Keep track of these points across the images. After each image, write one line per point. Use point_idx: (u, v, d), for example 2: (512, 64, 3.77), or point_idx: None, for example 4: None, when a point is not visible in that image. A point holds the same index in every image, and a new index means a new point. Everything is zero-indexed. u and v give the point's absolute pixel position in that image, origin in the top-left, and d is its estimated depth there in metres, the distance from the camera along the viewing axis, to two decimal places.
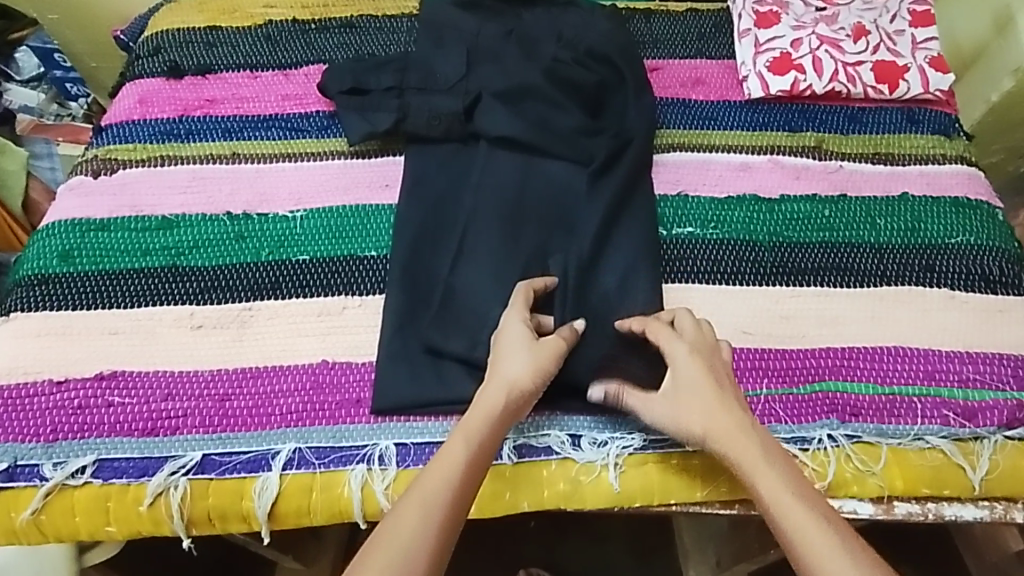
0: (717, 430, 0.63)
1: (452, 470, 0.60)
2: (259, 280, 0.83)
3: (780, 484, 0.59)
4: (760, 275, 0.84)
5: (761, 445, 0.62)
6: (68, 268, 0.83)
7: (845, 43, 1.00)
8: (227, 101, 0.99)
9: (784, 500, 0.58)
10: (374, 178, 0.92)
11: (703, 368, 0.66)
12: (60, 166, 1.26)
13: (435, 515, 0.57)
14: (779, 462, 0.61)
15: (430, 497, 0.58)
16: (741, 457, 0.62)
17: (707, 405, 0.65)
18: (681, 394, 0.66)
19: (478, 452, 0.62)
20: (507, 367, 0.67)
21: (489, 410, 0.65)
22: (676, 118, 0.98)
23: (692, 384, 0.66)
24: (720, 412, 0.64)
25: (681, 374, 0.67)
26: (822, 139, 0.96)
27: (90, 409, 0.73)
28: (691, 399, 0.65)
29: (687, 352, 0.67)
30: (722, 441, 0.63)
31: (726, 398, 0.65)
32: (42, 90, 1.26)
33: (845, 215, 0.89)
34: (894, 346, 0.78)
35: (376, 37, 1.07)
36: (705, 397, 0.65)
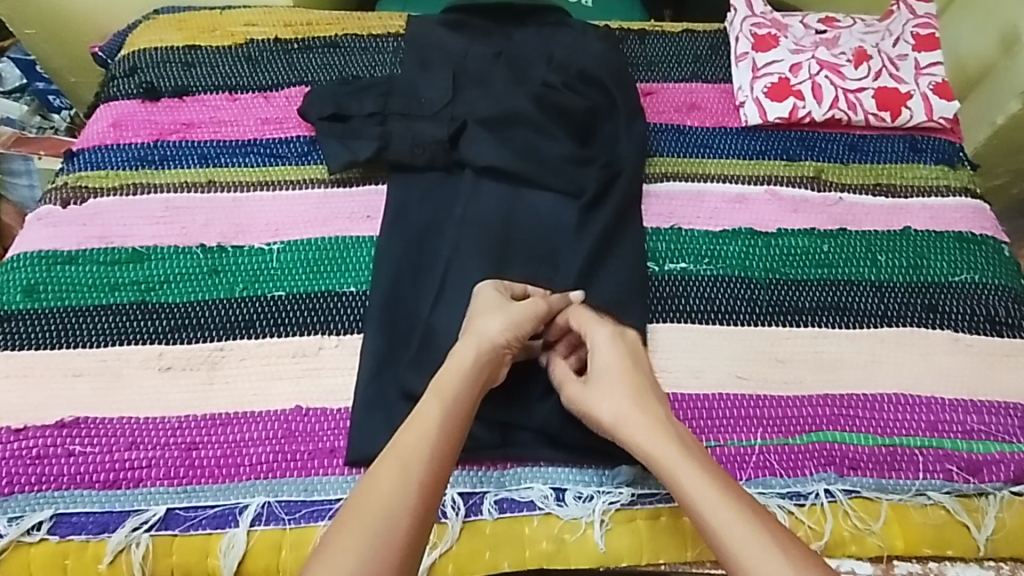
0: (637, 422, 0.65)
1: (428, 429, 0.61)
2: (232, 318, 0.79)
3: (709, 485, 0.59)
4: (754, 314, 0.81)
5: (682, 440, 0.64)
6: (32, 303, 0.79)
7: (846, 68, 0.96)
8: (205, 124, 0.95)
9: (708, 494, 0.59)
10: (354, 209, 0.88)
11: (620, 355, 0.71)
12: (38, 184, 1.21)
13: (412, 470, 0.58)
14: (692, 447, 0.63)
15: (406, 457, 0.59)
16: (661, 454, 0.62)
17: (629, 387, 0.68)
18: (608, 373, 0.69)
19: (456, 409, 0.63)
20: (473, 324, 0.70)
21: (456, 363, 0.67)
22: (670, 145, 0.94)
23: (610, 368, 0.70)
24: (643, 400, 0.67)
25: (602, 366, 0.70)
26: (821, 168, 0.93)
27: (50, 459, 0.70)
28: (608, 382, 0.68)
29: (607, 339, 0.72)
30: (643, 432, 0.64)
31: (641, 387, 0.68)
32: (25, 101, 1.24)
33: (845, 251, 0.85)
34: (895, 393, 0.75)
35: (360, 57, 1.04)
36: (622, 384, 0.68)
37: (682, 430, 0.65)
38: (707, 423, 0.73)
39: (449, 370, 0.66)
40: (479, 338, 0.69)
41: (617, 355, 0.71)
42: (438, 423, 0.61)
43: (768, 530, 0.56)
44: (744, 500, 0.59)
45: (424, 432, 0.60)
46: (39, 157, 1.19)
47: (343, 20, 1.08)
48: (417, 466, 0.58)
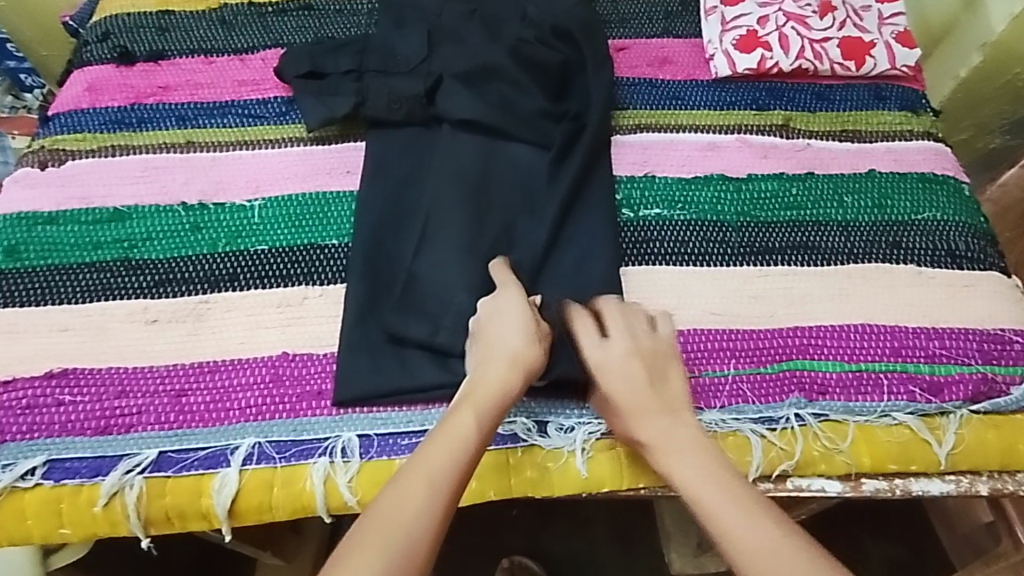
0: (648, 438, 0.66)
1: (458, 445, 0.62)
2: (217, 272, 0.80)
3: (708, 495, 0.61)
4: (727, 255, 0.83)
5: (686, 449, 0.65)
6: (15, 263, 0.80)
7: (812, 19, 0.99)
8: (181, 87, 0.96)
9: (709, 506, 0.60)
10: (334, 165, 0.89)
11: (620, 368, 0.68)
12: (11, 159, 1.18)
13: (439, 485, 0.59)
14: (702, 454, 0.64)
15: (435, 472, 0.60)
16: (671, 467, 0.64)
17: (636, 412, 0.67)
18: (617, 399, 0.68)
19: (487, 425, 0.64)
20: (502, 335, 0.69)
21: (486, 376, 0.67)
22: (642, 98, 0.97)
23: (617, 397, 0.68)
24: (655, 414, 0.67)
25: (603, 387, 0.69)
26: (789, 117, 0.96)
27: (40, 408, 0.71)
28: (622, 413, 0.68)
29: (605, 364, 0.69)
30: (657, 448, 0.66)
31: (646, 401, 0.67)
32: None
33: (813, 194, 0.88)
34: (861, 324, 0.78)
35: (335, 20, 1.05)
36: (630, 407, 0.67)
37: (688, 436, 0.66)
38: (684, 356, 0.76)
39: (483, 384, 0.66)
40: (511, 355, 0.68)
41: (625, 369, 0.68)
42: (470, 441, 0.62)
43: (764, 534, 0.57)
44: (750, 503, 0.59)
45: (454, 445, 0.62)
46: (14, 135, 1.19)
47: None
48: (445, 481, 0.60)
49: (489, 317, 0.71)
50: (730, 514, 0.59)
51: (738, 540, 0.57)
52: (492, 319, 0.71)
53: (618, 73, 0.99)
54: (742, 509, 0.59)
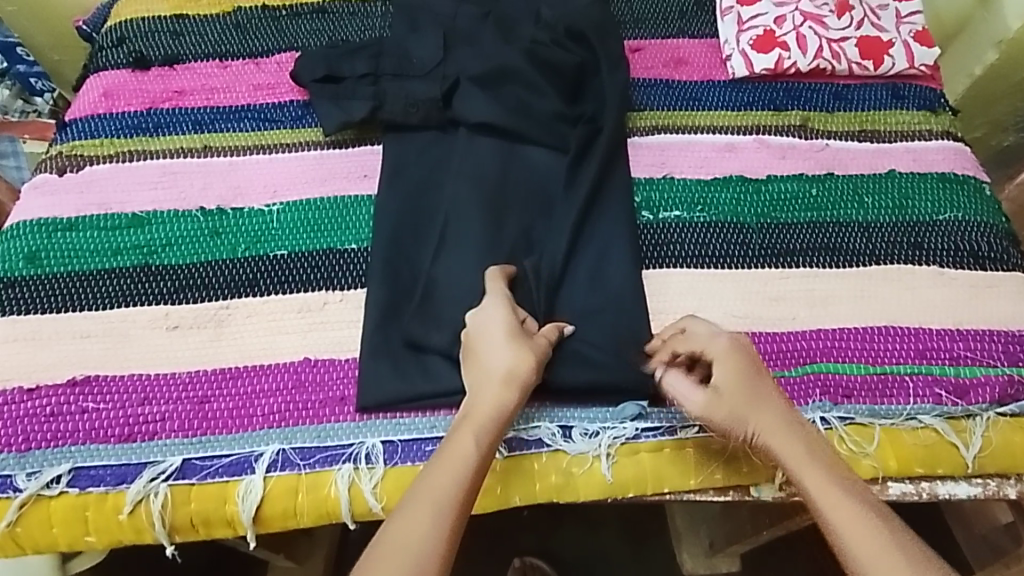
0: (766, 425, 0.64)
1: (461, 469, 0.61)
2: (236, 278, 0.80)
3: (834, 488, 0.59)
4: (748, 257, 0.83)
5: (804, 442, 0.63)
6: (36, 269, 0.80)
7: (829, 19, 0.98)
8: (197, 92, 0.96)
9: (833, 496, 0.59)
10: (352, 169, 0.90)
11: (738, 368, 0.66)
12: (26, 165, 1.20)
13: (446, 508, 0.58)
14: (819, 449, 0.63)
15: (441, 491, 0.59)
16: (788, 454, 0.63)
17: (757, 412, 0.65)
18: (732, 382, 0.66)
19: (488, 445, 0.63)
20: (496, 352, 0.68)
21: (479, 396, 0.66)
22: (659, 99, 0.97)
23: (733, 380, 0.66)
24: (774, 406, 0.65)
25: (723, 372, 0.67)
26: (807, 117, 0.95)
27: (64, 416, 0.71)
28: (736, 396, 0.66)
29: (727, 349, 0.67)
30: (770, 439, 0.64)
31: (766, 391, 0.66)
32: (7, 85, 1.23)
33: (833, 194, 0.88)
34: (883, 326, 0.78)
35: (349, 22, 1.05)
36: (749, 392, 0.65)
37: (802, 430, 0.65)
38: None
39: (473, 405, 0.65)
40: (506, 374, 0.66)
41: (744, 372, 0.66)
42: (473, 459, 0.62)
43: (895, 533, 0.56)
44: (870, 500, 0.59)
45: (458, 466, 0.61)
46: (25, 140, 1.18)
47: None
48: (452, 501, 0.59)
49: (483, 331, 0.70)
50: (854, 509, 0.58)
51: (863, 534, 0.56)
52: (485, 330, 0.69)
53: (634, 75, 0.99)
54: (863, 504, 0.58)
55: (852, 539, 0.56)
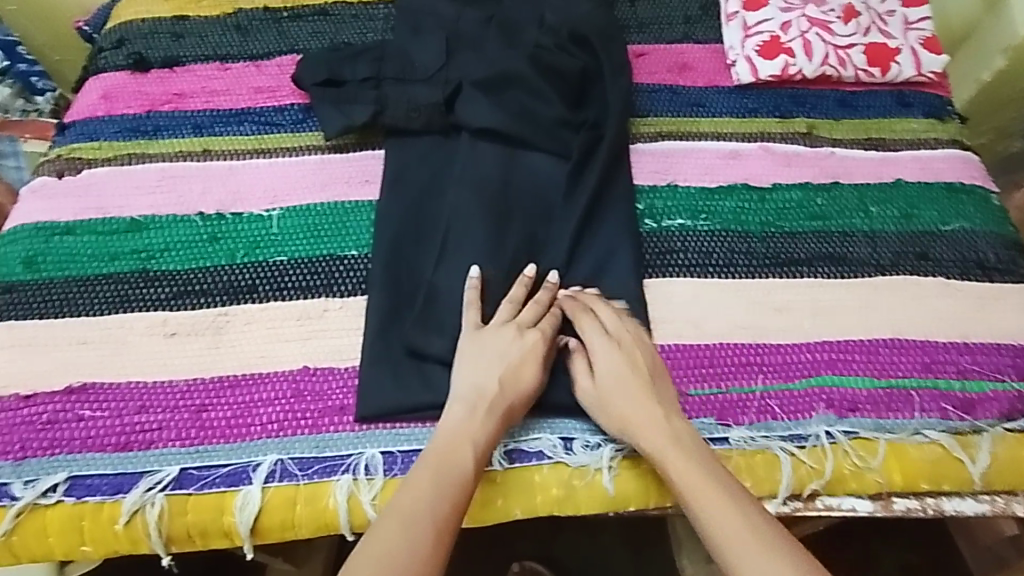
0: (636, 420, 0.67)
1: (456, 481, 0.63)
2: (235, 284, 0.80)
3: (701, 485, 0.63)
4: (752, 267, 0.82)
5: (674, 435, 0.66)
6: (33, 274, 0.79)
7: (836, 25, 0.97)
8: (197, 94, 0.96)
9: (699, 492, 0.62)
10: (353, 174, 0.89)
11: (622, 365, 0.70)
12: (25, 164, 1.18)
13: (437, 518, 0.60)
14: (690, 444, 0.66)
15: (433, 505, 0.61)
16: (658, 451, 0.66)
17: (628, 409, 0.68)
18: (613, 376, 0.70)
19: (481, 459, 0.65)
20: (498, 360, 0.70)
21: (476, 401, 0.68)
22: (663, 105, 0.96)
23: (617, 375, 0.70)
24: (647, 399, 0.68)
25: (607, 365, 0.70)
26: (813, 125, 0.94)
27: (61, 424, 0.70)
28: (618, 388, 0.69)
29: (608, 345, 0.71)
30: (641, 433, 0.67)
31: (645, 387, 0.69)
32: (7, 84, 1.22)
33: (838, 204, 0.87)
34: (889, 338, 0.77)
35: (351, 24, 1.04)
36: (629, 386, 0.69)
37: (674, 423, 0.67)
38: (711, 371, 0.75)
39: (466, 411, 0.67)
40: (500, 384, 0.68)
41: (621, 372, 0.70)
42: (466, 473, 0.64)
43: (755, 524, 0.60)
44: (735, 491, 0.62)
45: (453, 477, 0.63)
46: (26, 140, 1.17)
47: None
48: (439, 510, 0.61)
49: (484, 339, 0.72)
50: (718, 503, 0.61)
51: (726, 529, 0.60)
52: (488, 340, 0.72)
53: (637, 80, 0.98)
54: (729, 498, 0.62)
55: (718, 536, 0.60)
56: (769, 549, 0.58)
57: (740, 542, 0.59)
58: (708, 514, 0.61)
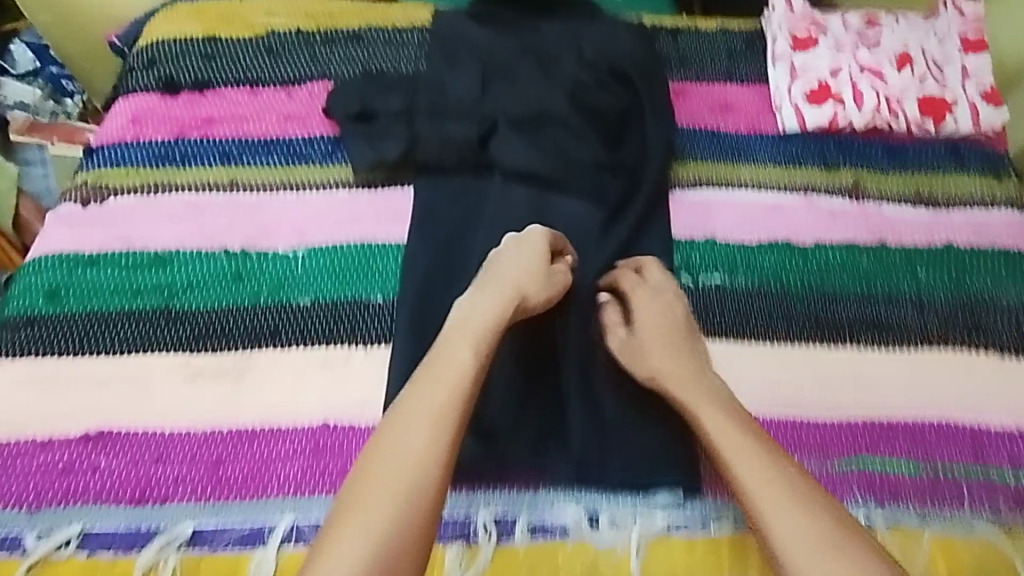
0: (671, 372, 0.70)
1: (460, 376, 0.63)
2: (257, 327, 0.78)
3: (741, 446, 0.63)
4: (791, 330, 0.79)
5: (711, 393, 0.68)
6: (56, 308, 0.78)
7: (888, 71, 0.94)
8: (226, 120, 0.93)
9: (738, 454, 0.62)
10: (382, 212, 0.86)
11: (661, 316, 0.74)
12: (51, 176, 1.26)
13: (442, 421, 0.61)
14: (726, 405, 0.67)
15: (437, 404, 0.61)
16: (699, 412, 0.66)
17: (664, 359, 0.71)
18: (653, 325, 0.73)
19: (483, 355, 0.66)
20: (511, 276, 0.72)
21: (493, 320, 0.68)
22: (703, 149, 0.92)
23: (657, 328, 0.73)
24: (686, 358, 0.71)
25: (644, 318, 0.74)
26: (860, 176, 0.90)
27: (77, 471, 0.69)
28: (658, 339, 0.72)
29: (648, 300, 0.75)
30: (675, 385, 0.69)
31: (683, 344, 0.72)
32: (37, 85, 1.30)
33: (885, 266, 0.83)
34: (937, 420, 0.73)
35: (384, 50, 1.01)
36: (669, 341, 0.72)
37: (710, 382, 0.69)
38: None
39: (476, 313, 0.69)
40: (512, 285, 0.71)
41: (660, 324, 0.73)
42: (466, 371, 0.64)
43: (792, 484, 0.60)
44: (772, 454, 0.62)
45: (455, 377, 0.63)
46: None
47: (366, 10, 1.05)
48: (445, 421, 0.61)
49: (494, 262, 0.75)
50: (757, 466, 0.61)
51: (764, 487, 0.60)
52: (501, 259, 0.74)
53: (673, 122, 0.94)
54: (766, 461, 0.62)
55: (754, 495, 0.60)
56: (804, 507, 0.58)
57: (774, 498, 0.59)
58: (749, 476, 0.61)
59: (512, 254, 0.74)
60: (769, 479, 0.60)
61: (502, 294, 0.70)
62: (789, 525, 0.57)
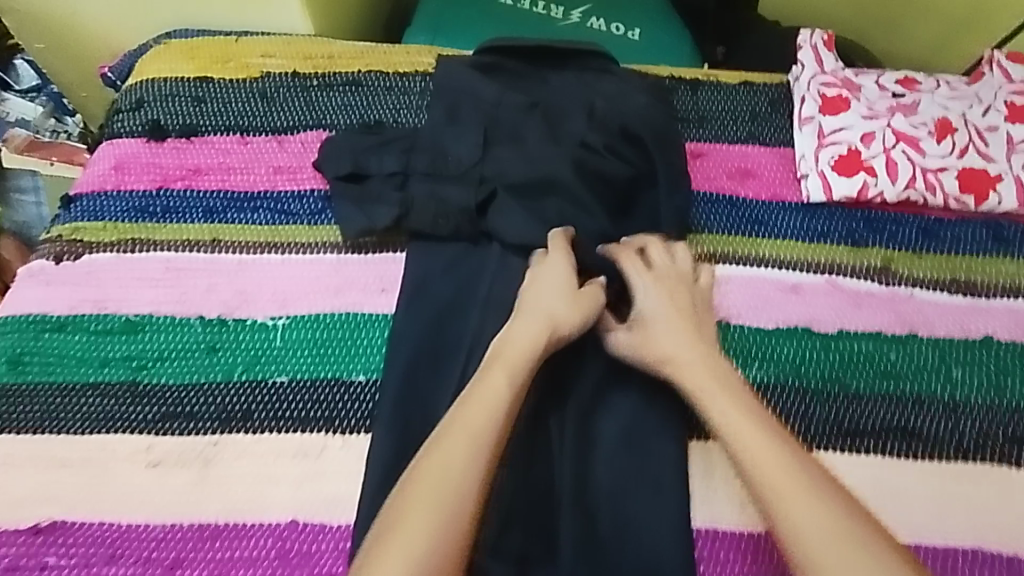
0: (676, 356, 0.70)
1: (496, 404, 0.64)
2: (229, 406, 0.73)
3: (762, 439, 0.64)
4: (809, 433, 0.72)
5: (726, 382, 0.68)
6: (17, 378, 0.74)
7: (926, 142, 0.87)
8: (213, 171, 0.88)
9: (757, 447, 0.63)
10: (369, 279, 0.80)
11: (670, 299, 0.74)
12: (46, 203, 1.22)
13: (485, 444, 0.62)
14: (741, 400, 0.67)
15: (477, 428, 0.63)
16: (712, 404, 0.67)
17: (671, 342, 0.71)
18: (660, 311, 0.74)
19: (519, 384, 0.66)
20: (546, 301, 0.72)
21: (529, 350, 0.68)
22: (719, 220, 0.85)
23: (664, 313, 0.73)
24: (692, 342, 0.71)
25: (651, 304, 0.74)
26: (890, 257, 0.83)
27: (22, 570, 0.65)
28: (664, 325, 0.72)
29: (654, 283, 0.75)
30: (681, 371, 0.70)
31: (690, 329, 0.72)
32: (40, 103, 1.23)
33: (914, 362, 0.76)
34: (971, 548, 0.67)
35: (384, 97, 0.95)
36: (674, 326, 0.72)
37: (724, 368, 0.70)
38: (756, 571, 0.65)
39: (511, 341, 0.69)
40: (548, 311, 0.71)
41: (667, 311, 0.73)
42: (502, 396, 0.65)
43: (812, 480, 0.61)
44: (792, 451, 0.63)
45: (493, 405, 0.64)
46: (52, 163, 1.14)
47: (367, 53, 0.99)
48: (485, 444, 0.62)
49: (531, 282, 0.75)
50: (776, 460, 0.62)
51: (783, 484, 0.61)
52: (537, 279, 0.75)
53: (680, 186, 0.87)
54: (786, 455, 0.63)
55: (772, 488, 0.61)
56: (825, 502, 0.60)
57: (793, 495, 0.60)
58: (768, 473, 0.62)
59: (544, 276, 0.75)
60: (787, 474, 0.61)
61: (541, 322, 0.70)
62: (810, 518, 0.59)
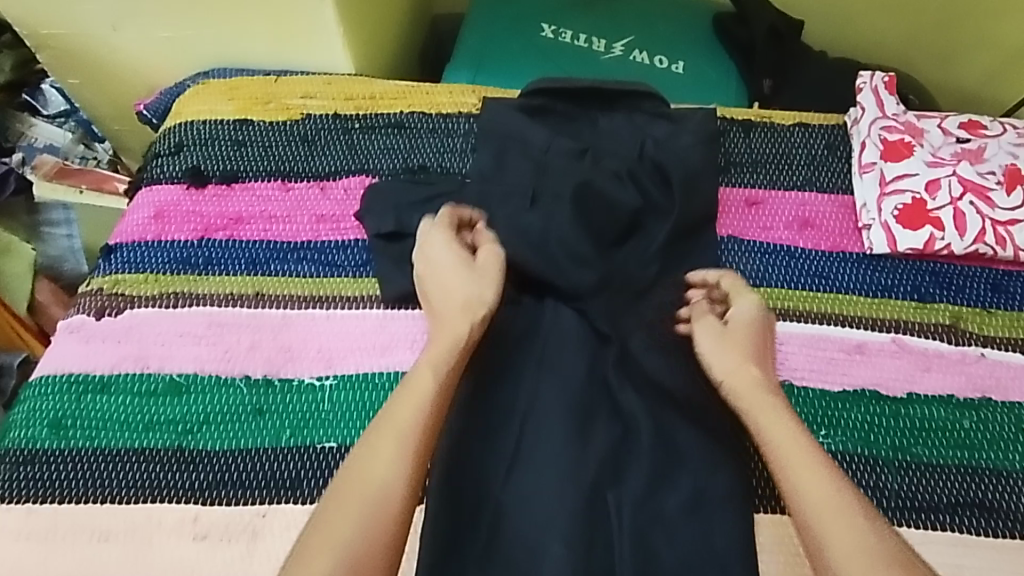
0: (752, 383, 0.68)
1: (423, 399, 0.64)
2: (277, 474, 0.70)
3: (815, 478, 0.61)
4: (882, 508, 0.69)
5: (782, 414, 0.66)
6: (60, 442, 0.72)
7: (996, 193, 0.83)
8: (255, 220, 0.86)
9: (807, 489, 0.61)
10: (418, 337, 0.78)
11: (749, 325, 0.72)
12: (77, 235, 1.19)
13: (405, 437, 0.62)
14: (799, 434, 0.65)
15: (404, 424, 0.63)
16: (774, 433, 0.65)
17: (745, 368, 0.69)
18: (738, 332, 0.72)
19: (447, 375, 0.67)
20: (457, 296, 0.71)
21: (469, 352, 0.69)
22: (778, 273, 0.82)
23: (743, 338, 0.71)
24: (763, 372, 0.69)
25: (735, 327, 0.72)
26: (958, 314, 0.80)
27: None
28: (739, 349, 0.71)
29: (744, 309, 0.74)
30: (749, 400, 0.68)
31: (762, 360, 0.71)
32: (68, 128, 1.21)
33: (988, 430, 0.73)
34: None
35: (428, 140, 0.92)
36: (753, 352, 0.71)
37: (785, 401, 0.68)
38: None
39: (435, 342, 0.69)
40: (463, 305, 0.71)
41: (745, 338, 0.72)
42: (426, 391, 0.65)
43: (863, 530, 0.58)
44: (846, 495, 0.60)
45: (417, 399, 0.64)
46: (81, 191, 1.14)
47: (409, 92, 0.96)
48: (409, 439, 0.62)
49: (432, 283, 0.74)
50: (827, 503, 0.60)
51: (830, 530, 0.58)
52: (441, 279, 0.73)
53: (732, 235, 0.84)
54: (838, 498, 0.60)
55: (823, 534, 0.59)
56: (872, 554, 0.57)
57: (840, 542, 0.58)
58: (822, 518, 0.59)
59: (445, 274, 0.73)
60: (834, 509, 0.59)
61: (461, 318, 0.70)
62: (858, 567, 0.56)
